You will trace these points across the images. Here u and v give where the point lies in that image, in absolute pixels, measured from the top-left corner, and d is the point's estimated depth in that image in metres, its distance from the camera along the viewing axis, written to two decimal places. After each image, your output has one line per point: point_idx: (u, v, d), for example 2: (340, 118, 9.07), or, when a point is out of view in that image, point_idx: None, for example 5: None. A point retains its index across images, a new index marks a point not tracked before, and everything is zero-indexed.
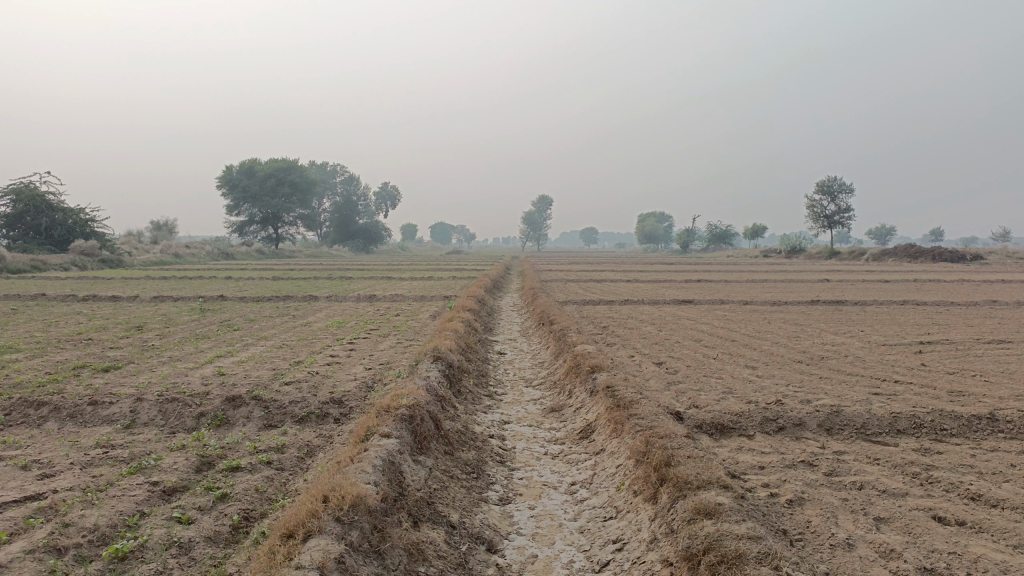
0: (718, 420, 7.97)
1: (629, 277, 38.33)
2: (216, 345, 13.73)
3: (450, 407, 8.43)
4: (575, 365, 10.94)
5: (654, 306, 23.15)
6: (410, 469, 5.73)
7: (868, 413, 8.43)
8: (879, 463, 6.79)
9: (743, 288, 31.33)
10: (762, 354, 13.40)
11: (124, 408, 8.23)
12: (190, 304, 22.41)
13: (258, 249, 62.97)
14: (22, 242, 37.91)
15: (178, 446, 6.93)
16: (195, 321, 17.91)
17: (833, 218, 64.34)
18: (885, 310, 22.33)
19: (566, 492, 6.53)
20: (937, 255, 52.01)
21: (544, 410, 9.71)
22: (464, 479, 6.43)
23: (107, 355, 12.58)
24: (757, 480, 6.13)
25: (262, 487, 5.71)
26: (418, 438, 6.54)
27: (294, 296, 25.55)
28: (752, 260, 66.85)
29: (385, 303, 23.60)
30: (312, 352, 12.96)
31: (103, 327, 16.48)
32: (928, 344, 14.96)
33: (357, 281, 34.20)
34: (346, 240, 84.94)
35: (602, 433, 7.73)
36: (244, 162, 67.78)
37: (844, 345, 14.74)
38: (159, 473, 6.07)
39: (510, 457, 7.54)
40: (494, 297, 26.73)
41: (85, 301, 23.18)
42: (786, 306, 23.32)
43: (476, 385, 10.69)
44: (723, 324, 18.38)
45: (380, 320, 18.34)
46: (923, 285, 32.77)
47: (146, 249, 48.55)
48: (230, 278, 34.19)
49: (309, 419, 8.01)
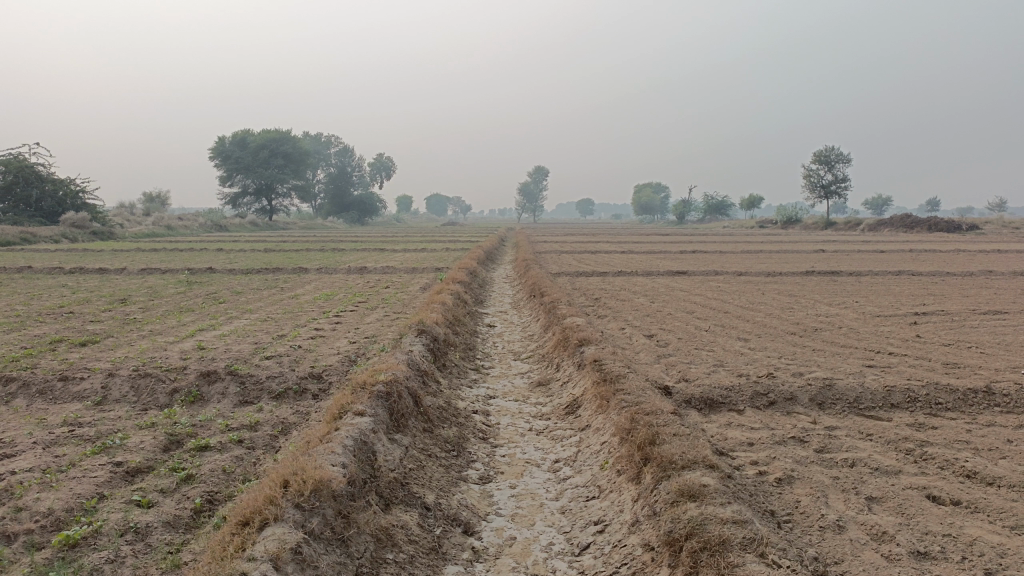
0: (707, 394, 7.75)
1: (624, 249, 37.97)
2: (199, 319, 13.43)
3: (432, 382, 8.18)
4: (563, 337, 10.71)
5: (647, 277, 22.94)
6: (384, 449, 5.49)
7: (862, 386, 8.22)
8: (872, 439, 6.58)
9: (738, 259, 31.00)
10: (755, 326, 13.15)
11: (96, 385, 7.97)
12: (178, 277, 22.06)
13: (252, 220, 62.38)
14: (12, 214, 37.41)
15: (148, 424, 6.68)
16: (181, 294, 17.61)
17: (830, 187, 64.00)
18: (881, 281, 22.08)
19: (550, 471, 6.31)
20: (934, 225, 51.78)
21: (531, 384, 9.50)
22: (443, 457, 6.20)
23: (86, 329, 12.27)
24: (745, 458, 5.91)
25: (229, 467, 5.48)
26: (394, 416, 6.31)
27: (284, 268, 25.21)
28: (748, 230, 66.43)
29: (376, 275, 23.30)
30: (296, 325, 12.68)
31: (87, 301, 16.17)
32: (924, 315, 14.72)
33: (350, 253, 33.88)
34: (341, 212, 84.24)
35: (588, 408, 7.52)
36: (236, 132, 66.93)
37: (838, 316, 14.55)
38: (124, 453, 5.83)
39: (493, 434, 7.31)
40: (486, 269, 26.39)
41: (72, 274, 22.82)
42: (781, 277, 23.04)
43: (462, 359, 10.45)
44: (716, 295, 18.18)
45: (369, 293, 18.08)
46: (918, 255, 32.56)
47: (138, 221, 47.97)
48: (221, 250, 33.83)
49: (286, 395, 7.77)
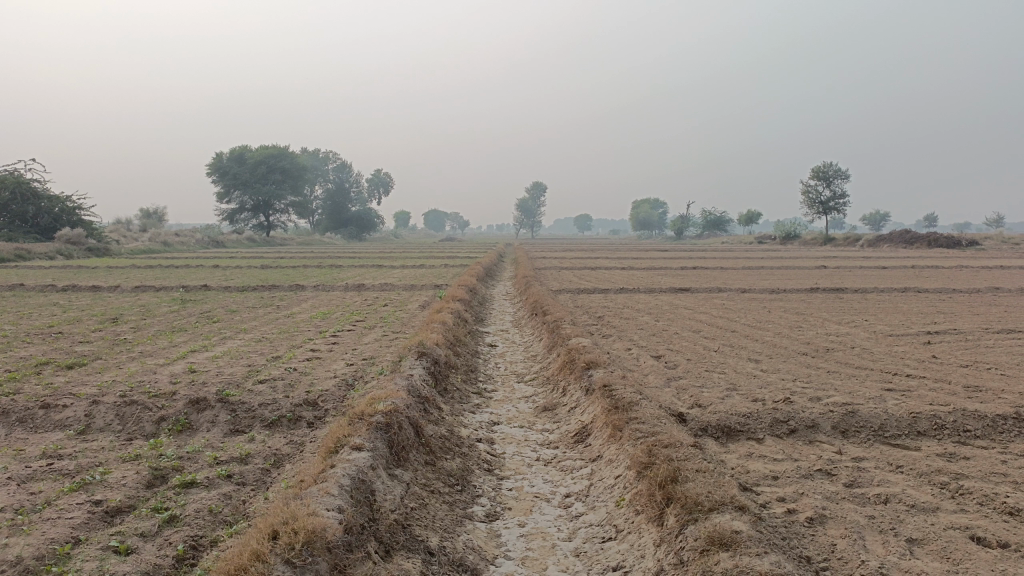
0: (724, 422, 7.35)
1: (623, 265, 37.59)
2: (192, 339, 13.02)
3: (433, 409, 7.78)
4: (569, 360, 10.30)
5: (649, 294, 22.55)
6: (384, 487, 5.09)
7: (885, 413, 7.81)
8: (903, 471, 6.18)
9: (739, 275, 30.66)
10: (764, 346, 12.76)
11: (79, 413, 7.55)
12: (172, 295, 21.66)
13: (250, 236, 62.06)
14: (7, 231, 37.00)
15: (131, 456, 6.27)
16: (175, 313, 17.19)
17: (828, 203, 63.78)
18: (887, 298, 21.72)
19: (560, 506, 5.90)
20: (934, 240, 51.49)
21: (536, 409, 9.09)
22: (446, 493, 5.80)
23: (74, 351, 11.85)
24: (770, 494, 5.52)
25: (216, 507, 5.08)
26: (395, 449, 5.90)
27: (281, 285, 24.79)
28: (746, 246, 66.17)
29: (374, 293, 22.91)
30: (291, 346, 12.27)
31: (77, 320, 15.75)
32: (937, 334, 14.32)
33: (348, 269, 33.49)
34: (338, 227, 83.94)
35: (600, 437, 7.11)
36: (234, 149, 66.69)
37: (849, 335, 14.16)
38: (105, 490, 5.42)
39: (499, 464, 6.90)
40: (485, 286, 25.96)
41: (65, 292, 22.39)
42: (785, 294, 22.67)
43: (464, 382, 10.04)
44: (722, 313, 17.78)
45: (367, 311, 17.72)
46: (922, 271, 32.18)
47: (135, 237, 47.66)
48: (218, 266, 33.44)
49: (280, 423, 7.36)
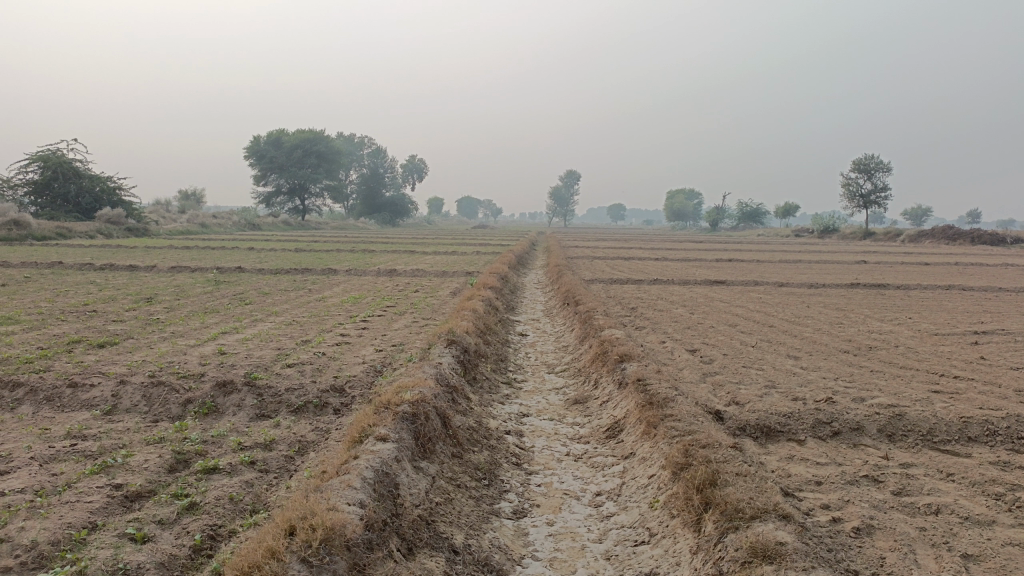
0: (763, 421, 7.07)
1: (657, 255, 37.11)
2: (223, 321, 13.00)
3: (461, 399, 7.59)
4: (602, 352, 10.04)
5: (684, 286, 22.17)
6: (409, 481, 4.90)
7: (934, 416, 7.44)
8: (954, 479, 5.85)
9: (777, 269, 30.04)
10: (803, 342, 12.38)
11: (105, 393, 7.49)
12: (206, 276, 21.77)
13: (285, 219, 62.49)
14: (49, 209, 37.61)
15: (155, 439, 6.17)
16: (207, 294, 17.23)
17: (869, 197, 62.38)
18: (930, 295, 21.07)
19: (591, 505, 5.67)
20: (978, 237, 50.09)
21: (566, 402, 8.87)
22: (472, 488, 5.60)
23: (106, 330, 11.87)
24: (813, 501, 5.25)
25: (237, 495, 4.94)
26: (421, 441, 5.71)
27: (313, 269, 24.81)
28: (783, 239, 65.01)
29: (406, 278, 22.81)
30: (321, 330, 12.18)
31: (112, 299, 15.85)
32: (984, 334, 13.78)
33: (381, 254, 33.47)
34: (372, 212, 84.22)
35: (633, 433, 6.87)
36: (271, 132, 67.15)
37: (892, 333, 13.69)
38: (126, 474, 5.31)
39: (528, 458, 6.69)
40: (517, 274, 25.76)
41: (102, 270, 22.61)
42: (824, 289, 22.12)
43: (494, 372, 9.85)
44: (758, 307, 17.37)
45: (398, 296, 17.61)
46: (966, 269, 31.23)
47: (173, 218, 48.23)
48: (252, 249, 33.67)
49: (306, 410, 7.23)
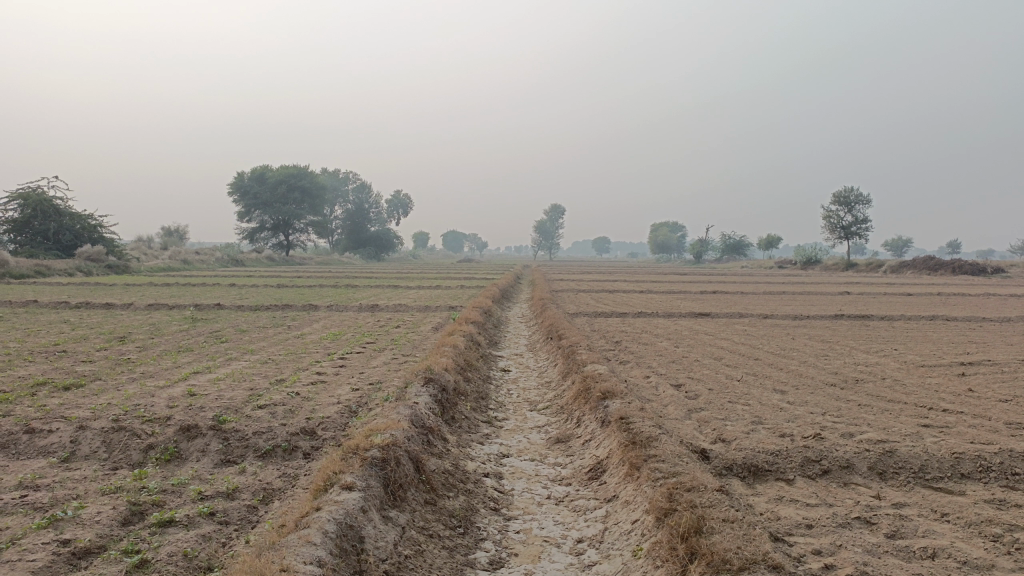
0: (750, 460, 6.82)
1: (641, 288, 36.98)
2: (196, 360, 12.65)
3: (437, 441, 7.31)
4: (584, 388, 9.78)
5: (668, 319, 22.01)
6: (375, 533, 4.61)
7: (925, 452, 7.22)
8: (949, 520, 5.61)
9: (761, 300, 30.00)
10: (789, 376, 12.18)
11: (63, 439, 7.14)
12: (184, 313, 21.37)
13: (269, 255, 62.11)
14: (28, 247, 37.09)
15: (111, 488, 5.84)
16: (183, 332, 16.86)
17: (850, 228, 62.89)
18: (915, 326, 20.98)
19: (571, 553, 5.38)
20: (958, 267, 50.49)
21: (548, 441, 8.59)
22: (446, 537, 5.31)
23: (74, 371, 11.48)
24: (804, 546, 5.00)
25: (191, 551, 4.63)
26: (391, 488, 5.43)
27: (293, 305, 24.47)
28: (766, 271, 65.23)
29: (387, 314, 22.52)
30: (297, 368, 11.85)
31: (83, 338, 15.42)
32: (971, 366, 13.65)
33: (364, 289, 33.18)
34: (357, 247, 83.89)
35: (616, 475, 6.61)
36: (256, 168, 67.03)
37: (878, 365, 13.54)
38: (76, 527, 4.98)
39: (506, 503, 6.39)
40: (501, 308, 25.54)
41: (77, 309, 22.16)
42: (808, 321, 22.00)
43: (474, 411, 9.56)
44: (743, 340, 17.20)
45: (379, 332, 17.31)
46: (948, 299, 31.31)
47: (154, 255, 47.75)
48: (233, 285, 33.27)
49: (274, 454, 6.91)
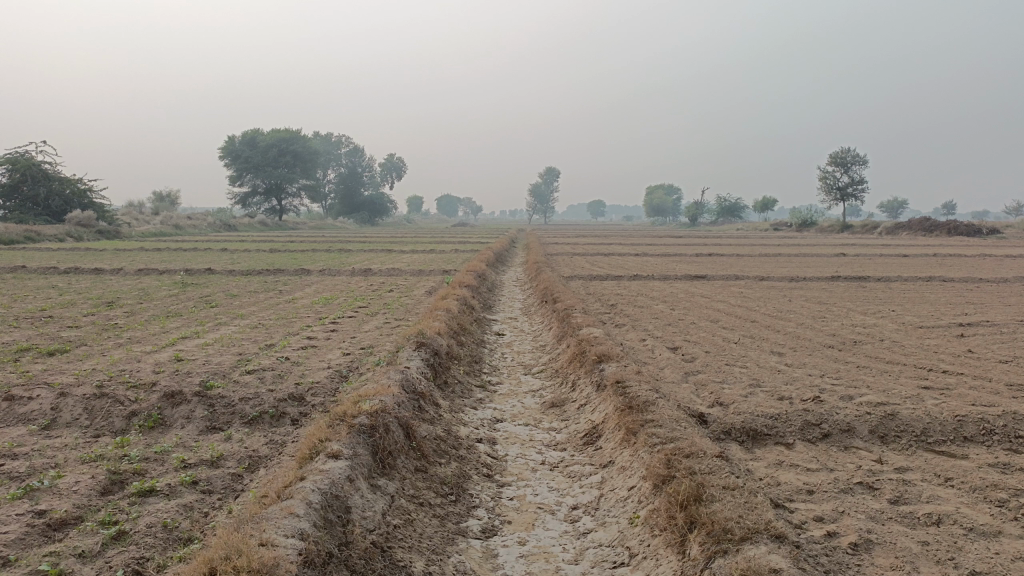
0: (749, 424, 6.67)
1: (636, 251, 36.76)
2: (185, 325, 12.42)
3: (429, 406, 7.13)
4: (580, 351, 9.60)
5: (663, 282, 21.83)
6: (362, 503, 4.43)
7: (927, 415, 7.07)
8: (953, 485, 5.47)
9: (757, 263, 29.83)
10: (786, 338, 12.02)
11: (44, 406, 6.93)
12: (174, 278, 21.07)
13: (262, 220, 61.54)
14: (18, 213, 36.58)
15: (91, 456, 5.65)
16: (173, 297, 16.60)
17: (846, 190, 62.51)
18: (911, 287, 20.85)
19: (566, 521, 5.23)
20: (954, 229, 50.31)
21: (543, 405, 8.43)
22: (437, 505, 5.15)
23: (59, 337, 11.24)
24: (806, 513, 4.86)
25: (171, 522, 4.46)
26: (380, 456, 5.26)
27: (286, 269, 24.17)
28: (761, 233, 65.06)
29: (381, 278, 22.28)
30: (288, 333, 11.63)
31: (71, 304, 15.15)
32: (970, 327, 13.52)
33: (357, 253, 32.88)
34: (350, 212, 83.17)
35: (612, 440, 6.45)
36: (247, 132, 66.12)
37: (876, 327, 13.40)
38: (52, 496, 4.79)
39: (500, 469, 6.23)
40: (495, 272, 25.31)
41: (66, 274, 21.86)
42: (805, 283, 21.84)
43: (467, 375, 9.39)
44: (740, 302, 17.04)
45: (371, 297, 17.08)
46: (945, 260, 31.13)
47: (146, 220, 47.25)
48: (226, 250, 32.95)
49: (261, 421, 6.73)
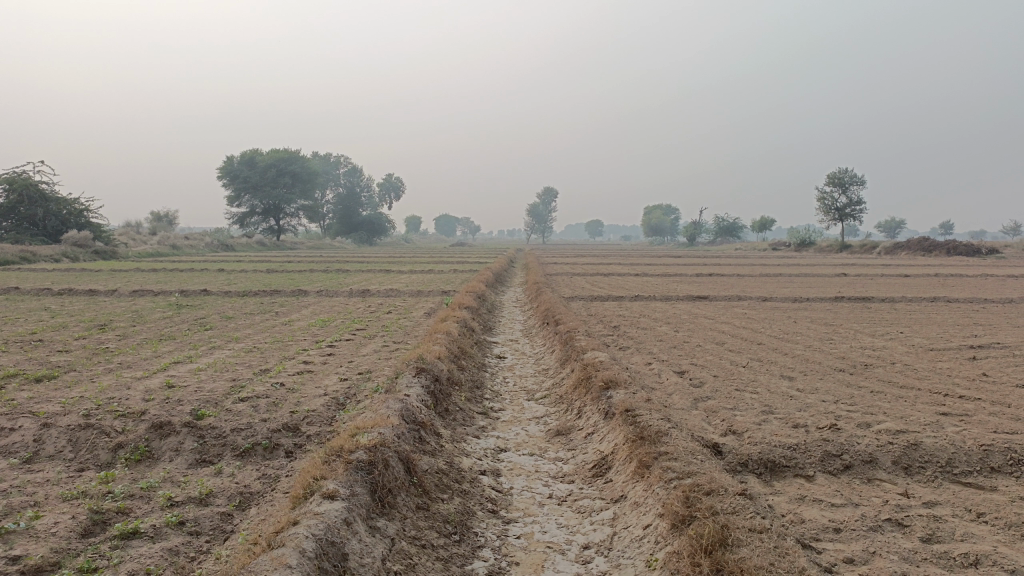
0: (766, 455, 6.38)
1: (636, 271, 36.51)
2: (178, 349, 12.12)
3: (430, 437, 6.82)
4: (585, 377, 9.29)
5: (665, 303, 21.56)
6: (359, 548, 4.12)
7: (950, 443, 6.77)
8: (987, 521, 5.15)
9: (758, 283, 29.57)
10: (795, 361, 11.73)
11: (26, 437, 6.58)
12: (169, 300, 20.75)
13: (260, 240, 61.29)
14: (14, 234, 36.32)
15: (73, 493, 5.32)
16: (168, 319, 16.28)
17: (845, 210, 62.43)
18: (917, 308, 20.60)
19: (577, 562, 4.90)
20: (953, 249, 50.12)
21: (548, 433, 8.12)
22: (440, 547, 4.82)
23: (49, 362, 10.93)
24: (835, 554, 4.55)
25: (155, 569, 4.14)
26: (379, 495, 4.95)
27: (283, 290, 23.89)
28: (760, 253, 64.87)
29: (379, 299, 22.00)
30: (284, 357, 11.32)
31: (63, 327, 14.81)
32: (981, 349, 13.23)
33: (355, 274, 32.59)
34: (348, 232, 83.01)
35: (624, 472, 6.14)
36: (245, 152, 66.06)
37: (886, 349, 13.11)
38: (27, 537, 4.46)
39: (506, 504, 5.91)
40: (494, 292, 25.07)
41: (60, 296, 21.55)
42: (808, 303, 21.58)
43: (469, 402, 9.06)
44: (744, 323, 16.75)
45: (370, 319, 16.78)
46: (946, 280, 30.89)
47: (143, 240, 46.99)
48: (222, 270, 32.67)
49: (254, 453, 6.42)
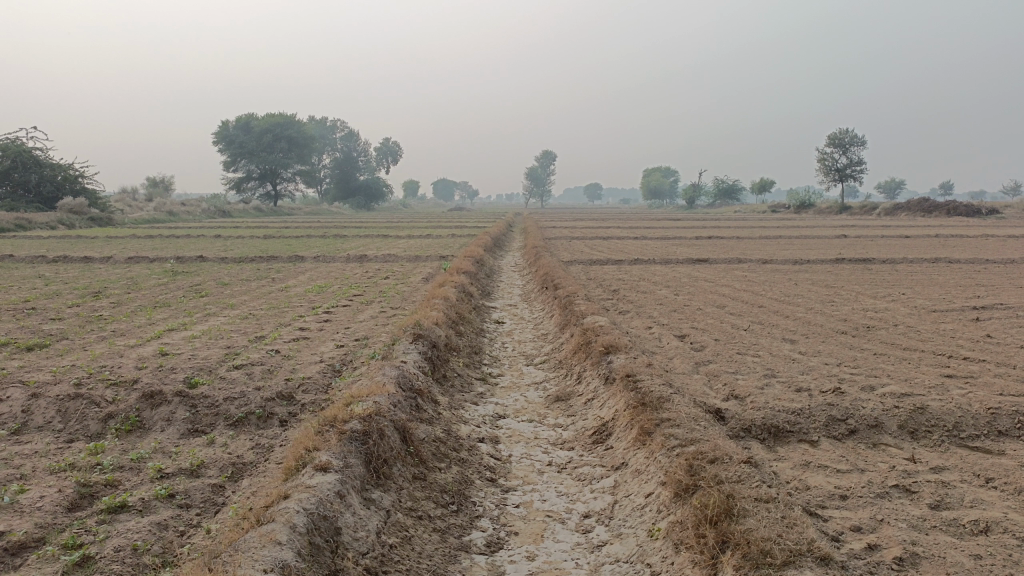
0: (770, 420, 6.26)
1: (635, 234, 36.24)
2: (172, 316, 11.96)
3: (427, 405, 6.69)
4: (585, 342, 9.15)
5: (665, 266, 21.38)
6: (353, 522, 4.00)
7: (957, 406, 6.64)
8: (996, 487, 5.03)
9: (758, 245, 29.36)
10: (797, 323, 11.60)
11: (15, 408, 6.44)
12: (165, 267, 20.54)
13: (256, 206, 60.77)
14: (8, 200, 35.91)
15: (61, 465, 5.19)
16: (163, 286, 16.08)
17: (845, 170, 61.86)
18: (918, 269, 20.44)
19: (577, 531, 4.80)
20: (953, 209, 49.76)
21: (547, 399, 7.99)
22: (437, 517, 4.71)
23: (41, 330, 10.76)
24: (841, 522, 4.45)
25: (143, 545, 4.03)
26: (373, 466, 4.82)
27: (279, 256, 23.65)
28: (760, 215, 64.56)
29: (376, 264, 21.78)
30: (279, 324, 11.16)
31: (56, 294, 14.61)
32: (984, 310, 13.08)
33: (352, 239, 32.32)
34: (346, 197, 82.47)
35: (625, 439, 6.01)
36: (240, 116, 65.31)
37: (888, 311, 12.96)
38: (12, 512, 4.33)
39: (504, 472, 5.80)
40: (492, 256, 24.88)
41: (54, 263, 21.29)
42: (808, 265, 21.39)
43: (467, 368, 8.94)
44: (745, 286, 16.59)
45: (366, 284, 16.62)
46: (947, 240, 30.66)
47: (139, 207, 46.57)
48: (219, 236, 32.38)
49: (247, 423, 6.30)
